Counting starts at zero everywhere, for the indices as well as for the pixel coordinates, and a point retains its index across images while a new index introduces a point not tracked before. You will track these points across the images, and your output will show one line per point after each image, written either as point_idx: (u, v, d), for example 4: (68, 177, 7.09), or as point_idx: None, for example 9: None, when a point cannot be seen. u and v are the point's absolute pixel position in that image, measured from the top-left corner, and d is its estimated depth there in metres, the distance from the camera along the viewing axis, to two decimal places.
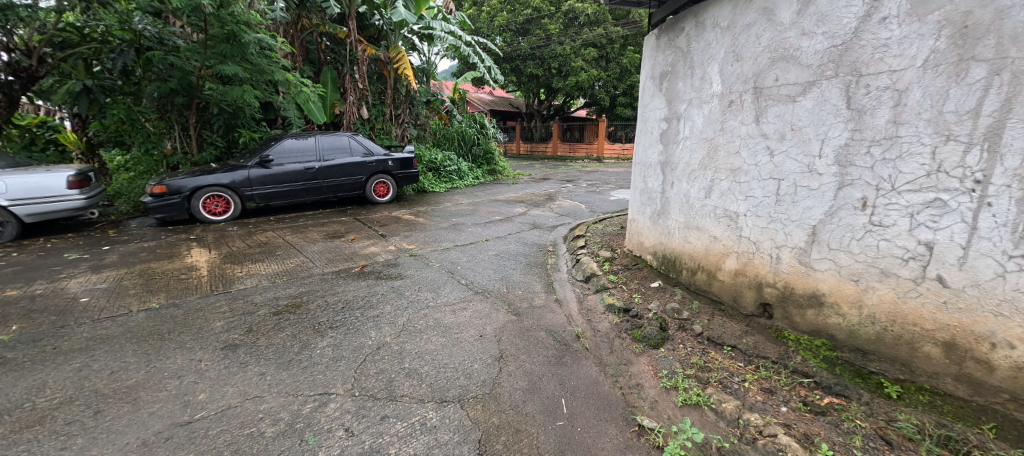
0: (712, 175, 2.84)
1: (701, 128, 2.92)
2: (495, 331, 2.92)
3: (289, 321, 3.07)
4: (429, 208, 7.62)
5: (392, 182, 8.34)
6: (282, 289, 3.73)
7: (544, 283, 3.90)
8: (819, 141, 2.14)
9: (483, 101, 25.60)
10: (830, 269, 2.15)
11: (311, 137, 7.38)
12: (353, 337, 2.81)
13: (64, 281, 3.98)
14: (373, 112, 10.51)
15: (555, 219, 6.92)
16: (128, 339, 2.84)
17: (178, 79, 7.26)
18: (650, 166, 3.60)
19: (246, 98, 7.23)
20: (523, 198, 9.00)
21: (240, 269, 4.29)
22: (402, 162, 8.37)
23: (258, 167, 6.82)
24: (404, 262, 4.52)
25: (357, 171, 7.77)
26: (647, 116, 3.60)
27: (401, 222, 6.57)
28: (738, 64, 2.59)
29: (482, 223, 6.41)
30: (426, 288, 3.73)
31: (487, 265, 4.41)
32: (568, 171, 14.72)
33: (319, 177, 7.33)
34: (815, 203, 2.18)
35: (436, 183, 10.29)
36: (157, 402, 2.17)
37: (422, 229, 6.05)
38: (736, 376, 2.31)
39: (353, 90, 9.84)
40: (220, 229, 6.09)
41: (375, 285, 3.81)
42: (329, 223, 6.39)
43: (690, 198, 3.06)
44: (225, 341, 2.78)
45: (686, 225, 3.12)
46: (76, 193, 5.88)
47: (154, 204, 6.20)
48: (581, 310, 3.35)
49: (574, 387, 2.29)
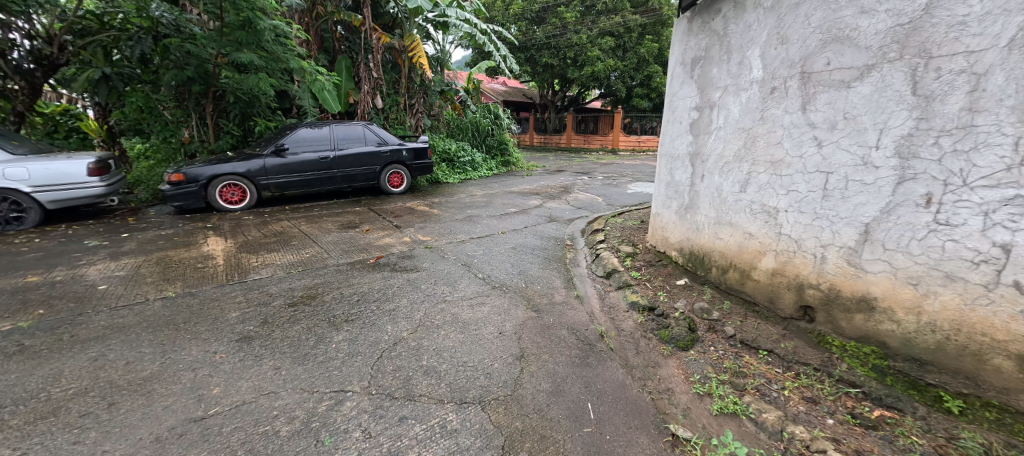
0: (748, 167, 2.67)
1: (737, 117, 2.74)
2: (514, 329, 2.81)
3: (304, 313, 3.00)
4: (443, 199, 7.53)
5: (406, 173, 8.24)
6: (297, 280, 3.67)
7: (563, 278, 3.77)
8: (877, 131, 1.96)
9: (497, 92, 25.42)
10: (885, 271, 1.98)
11: (326, 126, 7.31)
12: (370, 332, 2.73)
13: (83, 268, 3.99)
14: (388, 102, 10.43)
15: (572, 211, 6.77)
16: (144, 328, 2.81)
17: (196, 67, 7.22)
18: (677, 157, 3.43)
19: (261, 86, 7.26)
20: (538, 190, 8.85)
21: (256, 259, 4.25)
22: (416, 152, 8.26)
23: (274, 156, 6.80)
24: (419, 254, 4.42)
25: (372, 161, 7.70)
26: (676, 105, 3.42)
27: (415, 213, 6.49)
28: (783, 47, 2.40)
29: (498, 214, 6.29)
30: (443, 281, 3.63)
31: (504, 259, 4.29)
32: (582, 163, 14.52)
33: (333, 167, 7.29)
34: (869, 199, 2.00)
35: (451, 173, 10.21)
36: (171, 395, 2.11)
37: (436, 220, 5.96)
38: (773, 383, 2.17)
39: (368, 79, 9.75)
40: (235, 218, 6.08)
41: (389, 278, 3.71)
42: (344, 214, 6.34)
43: (723, 192, 2.89)
44: (240, 333, 2.72)
45: (717, 220, 2.97)
46: (96, 180, 5.93)
47: (172, 192, 6.22)
48: (603, 308, 3.23)
49: (600, 391, 2.17)
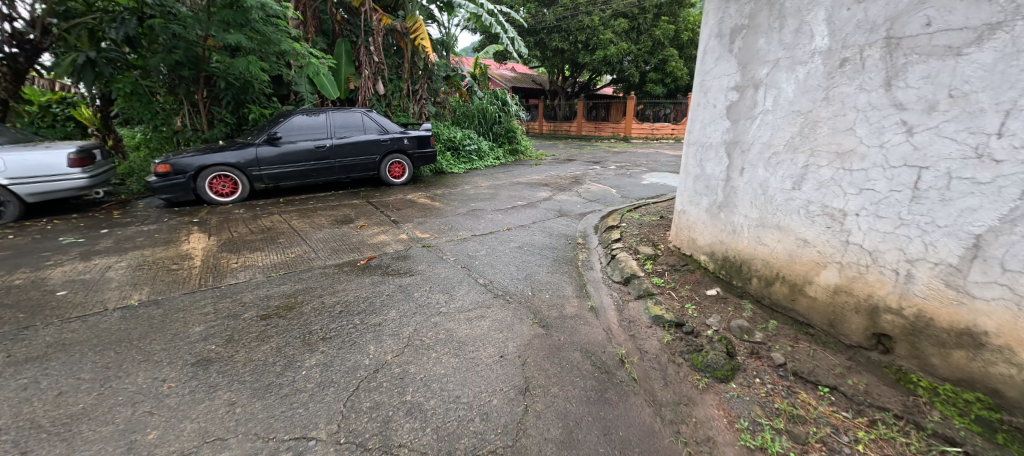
0: (804, 159, 2.20)
1: (791, 98, 2.26)
2: (518, 351, 2.39)
3: (276, 329, 2.60)
4: (446, 191, 7.09)
5: (408, 162, 7.81)
6: (276, 286, 3.27)
7: (575, 285, 3.32)
8: (999, 113, 1.50)
9: (506, 78, 24.80)
10: (1001, 298, 1.55)
11: (322, 113, 6.88)
12: (348, 354, 2.32)
13: (49, 270, 3.64)
14: (390, 88, 9.94)
15: (583, 204, 6.30)
16: (91, 347, 2.43)
17: (185, 50, 6.76)
18: (710, 147, 2.96)
19: (252, 71, 6.64)
20: (547, 180, 8.37)
21: (236, 260, 3.86)
22: (418, 140, 7.81)
23: (266, 145, 6.38)
24: (415, 254, 4.00)
25: (371, 150, 7.27)
26: (708, 85, 2.94)
27: (415, 206, 6.07)
28: (859, 6, 1.91)
29: (504, 208, 5.85)
30: (439, 288, 3.20)
31: (508, 261, 3.84)
32: (593, 152, 13.96)
33: (330, 157, 6.88)
34: (984, 203, 1.55)
35: (456, 163, 9.75)
36: (97, 442, 1.72)
37: (438, 215, 5.53)
38: (844, 434, 1.73)
39: (369, 64, 9.32)
40: (225, 212, 5.71)
41: (379, 284, 3.29)
42: (339, 207, 5.94)
43: (769, 189, 2.43)
44: (198, 355, 2.34)
45: (760, 222, 2.50)
46: (78, 172, 5.58)
47: (159, 184, 5.86)
48: (621, 323, 2.79)
49: (624, 441, 1.73)
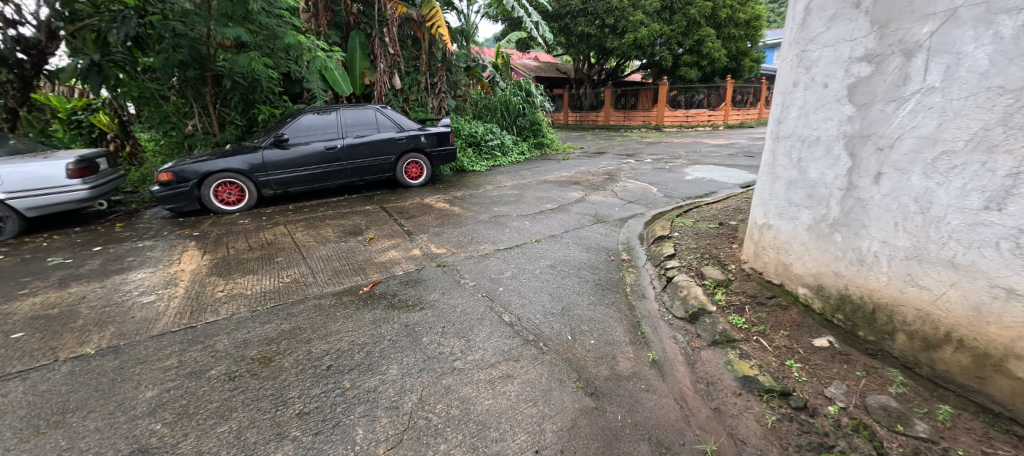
0: (1012, 162, 1.47)
1: (984, 67, 1.54)
2: (563, 441, 1.70)
3: (243, 397, 2.00)
4: (467, 193, 6.47)
5: (426, 162, 7.21)
6: (259, 324, 2.67)
7: (628, 325, 2.59)
8: None
9: (529, 68, 23.87)
10: None
11: (333, 111, 6.33)
12: (329, 446, 1.70)
13: (15, 301, 3.16)
14: (407, 81, 9.31)
15: (621, 206, 5.52)
16: (11, 424, 1.89)
17: (189, 48, 6.16)
18: (818, 141, 2.23)
19: (255, 67, 5.99)
20: (578, 177, 7.62)
21: (223, 286, 3.24)
22: (436, 137, 7.18)
23: (273, 148, 5.77)
24: (428, 277, 3.35)
25: (387, 149, 6.69)
26: (818, 57, 2.21)
27: (433, 211, 5.46)
28: None
29: (531, 213, 5.16)
30: (453, 331, 2.52)
31: (541, 287, 3.12)
32: (624, 143, 13.03)
33: (342, 158, 6.29)
34: None
35: (478, 160, 9.10)
36: None
37: (457, 223, 4.90)
38: None
39: (385, 56, 8.73)
40: (230, 221, 5.16)
41: (380, 324, 2.64)
42: (350, 214, 5.36)
43: (932, 204, 1.70)
44: (137, 441, 1.77)
45: (914, 254, 1.77)
46: (78, 183, 5.21)
47: (162, 194, 5.27)
48: (698, 388, 2.06)
49: None
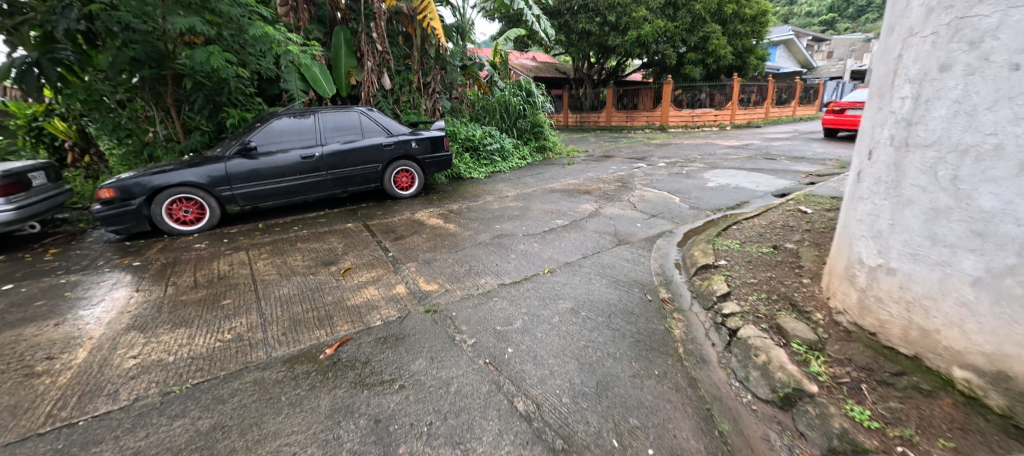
0: None
1: None
2: None
3: None
4: (465, 205, 5.69)
5: (418, 170, 6.42)
6: (166, 418, 1.86)
7: (698, 420, 1.80)
8: None
9: (527, 68, 23.03)
10: None
11: (311, 114, 5.51)
12: None
13: None
14: (398, 80, 8.50)
15: (644, 221, 4.74)
16: None
17: (144, 44, 5.29)
18: (1000, 151, 1.51)
19: (215, 64, 5.05)
20: (588, 185, 6.85)
21: (137, 347, 2.43)
22: (429, 143, 6.41)
23: (239, 157, 4.93)
24: (413, 329, 2.55)
25: (373, 157, 5.90)
26: (1001, 24, 1.49)
27: (425, 229, 4.67)
28: None
29: (540, 233, 4.36)
30: (447, 434, 1.72)
31: (565, 348, 2.31)
32: (631, 145, 12.28)
33: (322, 168, 5.49)
34: None
35: (476, 165, 8.33)
36: None
37: (453, 245, 4.11)
38: None
39: (372, 53, 7.92)
40: (185, 245, 4.35)
41: (341, 417, 1.84)
42: (328, 234, 4.56)
43: None
44: None
45: None
46: (2, 203, 4.38)
47: (103, 213, 4.41)
48: None
49: None
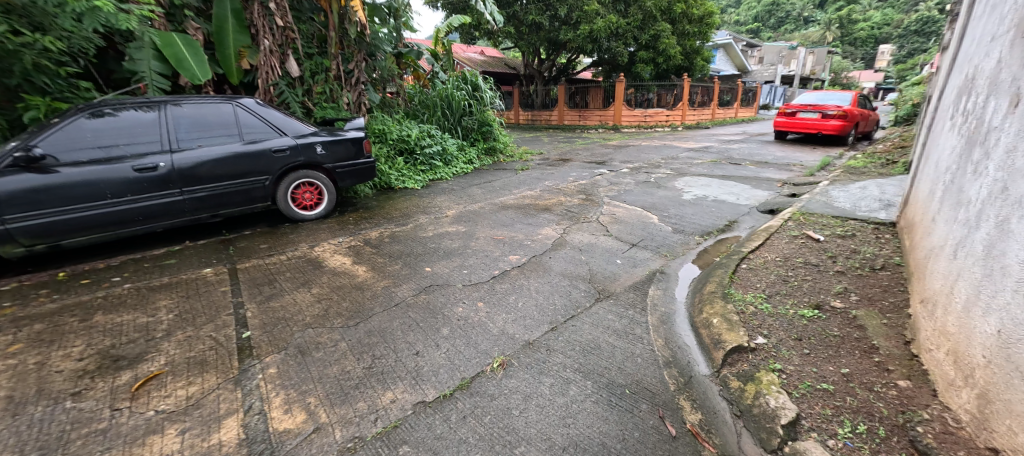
0: None
1: None
2: None
3: None
4: (388, 232, 4.27)
5: (327, 183, 4.88)
6: None
7: None
8: None
9: (474, 61, 21.56)
10: None
11: (156, 105, 3.81)
12: None
13: None
14: (309, 66, 6.78)
15: (625, 256, 3.60)
16: None
17: None
18: None
19: None
20: (547, 198, 5.66)
21: None
22: (342, 146, 4.88)
23: (18, 172, 3.16)
24: None
25: (258, 166, 4.29)
26: None
27: (322, 276, 3.22)
28: None
29: (487, 281, 3.07)
30: None
31: None
32: (586, 146, 11.33)
33: (174, 184, 3.82)
34: None
35: (410, 172, 6.88)
36: None
37: (355, 308, 2.72)
38: None
39: (270, 31, 6.15)
40: None
41: None
42: (164, 290, 2.97)
43: None
44: None
45: None
46: None
47: None
48: None
49: None
